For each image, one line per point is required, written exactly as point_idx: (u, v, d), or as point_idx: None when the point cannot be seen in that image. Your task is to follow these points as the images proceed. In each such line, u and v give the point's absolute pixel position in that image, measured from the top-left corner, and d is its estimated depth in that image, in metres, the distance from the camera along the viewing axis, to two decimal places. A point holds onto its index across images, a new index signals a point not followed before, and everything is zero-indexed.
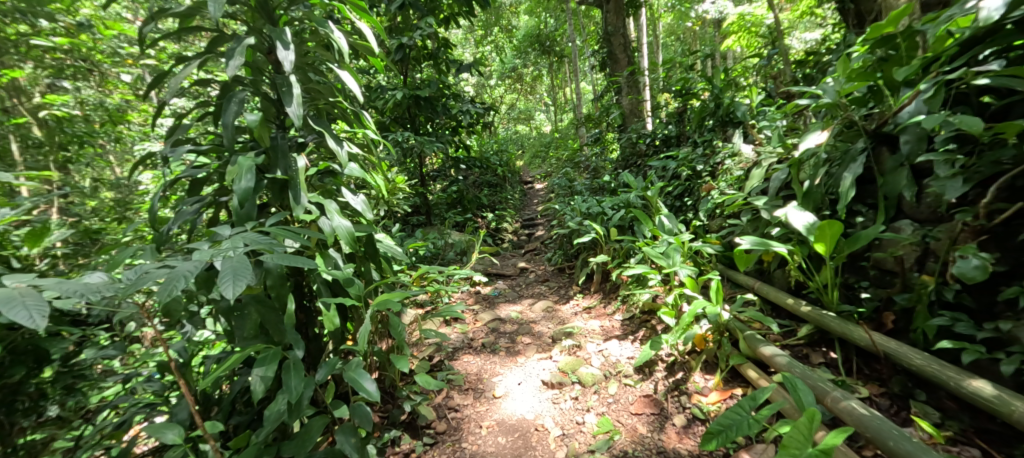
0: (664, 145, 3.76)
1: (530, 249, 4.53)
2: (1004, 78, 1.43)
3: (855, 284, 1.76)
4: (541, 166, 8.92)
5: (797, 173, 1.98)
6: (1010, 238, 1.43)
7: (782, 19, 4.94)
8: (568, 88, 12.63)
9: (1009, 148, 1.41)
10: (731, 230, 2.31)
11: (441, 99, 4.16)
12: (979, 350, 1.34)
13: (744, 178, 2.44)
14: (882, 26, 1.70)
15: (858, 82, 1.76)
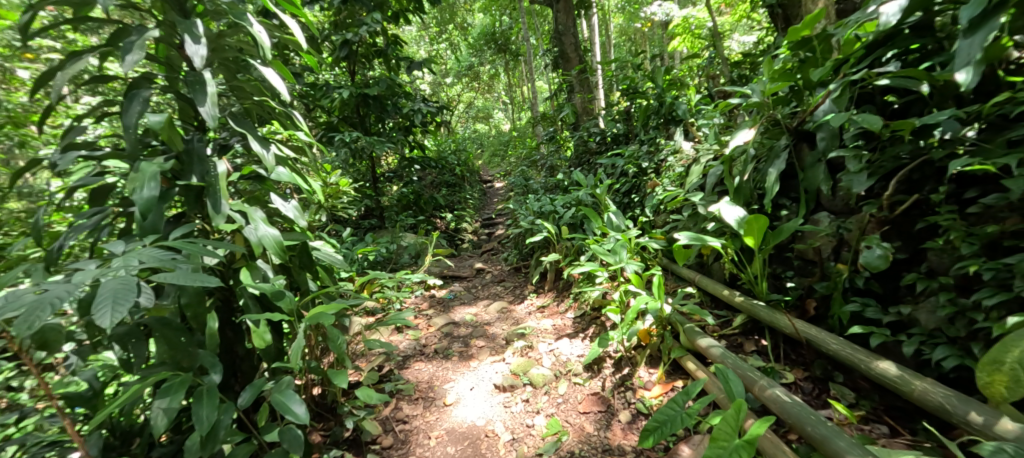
0: (615, 143, 3.84)
1: (487, 250, 4.50)
2: (901, 79, 1.52)
3: (782, 274, 1.86)
4: (500, 164, 8.93)
5: (729, 169, 2.06)
6: (909, 228, 1.55)
7: (722, 22, 5.17)
8: (522, 87, 12.70)
9: (905, 144, 1.52)
10: (674, 225, 2.38)
11: (391, 98, 4.04)
12: (885, 333, 1.45)
13: (684, 175, 2.53)
14: (800, 29, 1.78)
15: (780, 83, 1.84)
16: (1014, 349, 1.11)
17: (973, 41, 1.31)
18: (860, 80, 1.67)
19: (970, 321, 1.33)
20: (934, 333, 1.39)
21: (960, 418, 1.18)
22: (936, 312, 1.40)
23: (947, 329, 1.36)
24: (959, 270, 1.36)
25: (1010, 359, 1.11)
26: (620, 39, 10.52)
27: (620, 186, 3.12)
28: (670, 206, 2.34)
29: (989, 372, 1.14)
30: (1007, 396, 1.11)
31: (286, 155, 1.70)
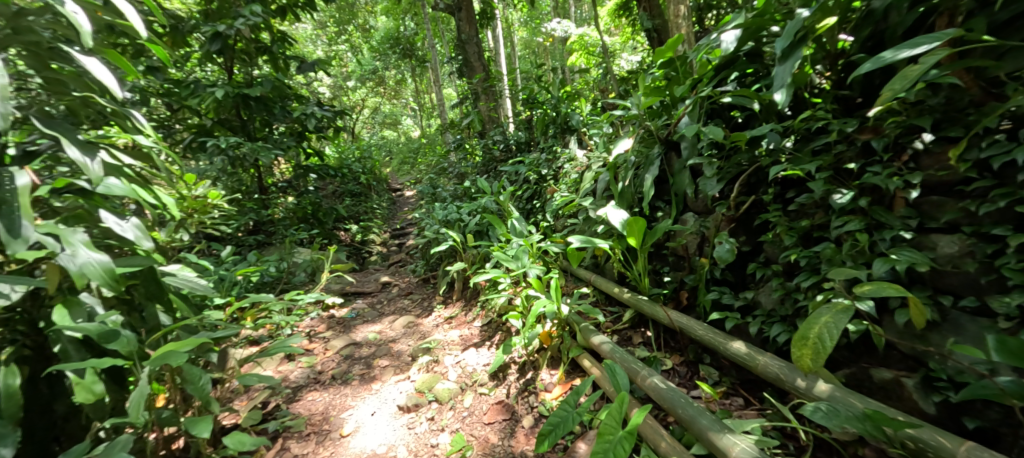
0: (518, 150, 3.92)
1: (393, 263, 4.32)
2: (740, 97, 1.73)
3: (659, 270, 2.03)
4: (408, 172, 8.72)
5: (614, 175, 2.21)
6: (750, 223, 1.77)
7: (614, 43, 5.55)
8: (428, 95, 12.52)
9: (744, 153, 1.74)
10: (573, 228, 2.48)
11: (277, 100, 3.73)
12: (736, 317, 1.65)
13: (579, 182, 2.64)
14: (663, 50, 1.95)
15: (652, 98, 1.99)
16: (817, 326, 1.31)
17: (786, 66, 1.57)
18: (710, 97, 1.87)
19: (795, 299, 1.54)
20: (771, 313, 1.60)
21: (792, 384, 1.42)
22: (772, 294, 1.61)
23: (780, 308, 1.57)
24: (787, 258, 1.58)
25: (813, 334, 1.30)
26: (523, 50, 10.80)
27: (523, 192, 3.20)
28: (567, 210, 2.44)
29: (798, 346, 1.32)
30: (811, 366, 1.30)
31: (119, 163, 1.50)
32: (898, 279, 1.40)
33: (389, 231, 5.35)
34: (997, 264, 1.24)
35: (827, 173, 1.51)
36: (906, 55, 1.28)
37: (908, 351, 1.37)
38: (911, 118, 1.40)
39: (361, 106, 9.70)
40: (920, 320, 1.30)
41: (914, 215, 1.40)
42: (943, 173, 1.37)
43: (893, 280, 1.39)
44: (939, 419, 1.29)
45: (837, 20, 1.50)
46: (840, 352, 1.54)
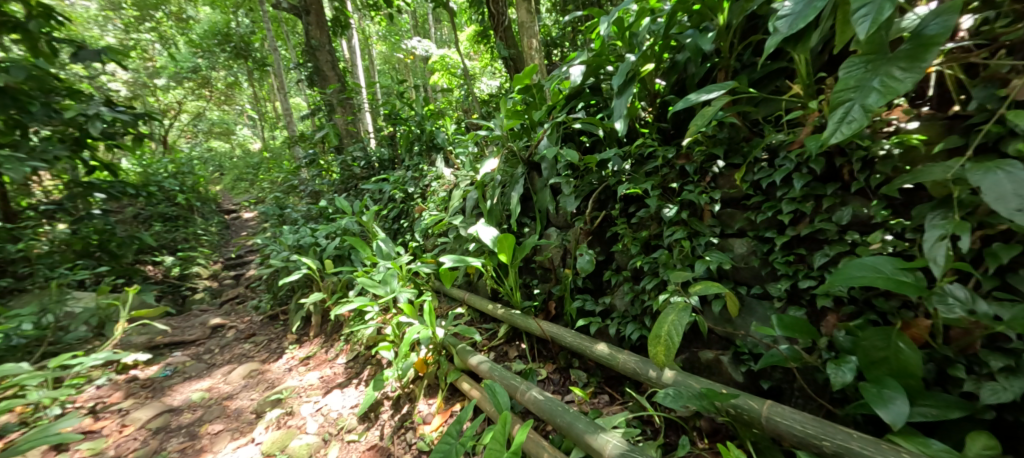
0: (381, 168, 3.78)
1: (229, 303, 3.76)
2: (588, 124, 1.94)
3: (528, 282, 2.19)
4: (243, 192, 7.74)
5: (481, 195, 2.23)
6: (603, 235, 2.02)
7: (474, 66, 5.70)
8: (265, 103, 11.25)
9: (594, 174, 1.98)
10: (443, 247, 2.46)
11: (35, 87, 2.84)
12: (598, 321, 1.90)
13: (447, 199, 2.61)
14: (522, 77, 2.07)
15: (512, 120, 2.11)
16: (667, 324, 1.56)
17: (622, 100, 1.85)
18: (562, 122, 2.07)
19: (642, 300, 1.82)
20: (625, 314, 1.87)
21: (646, 375, 1.70)
22: (624, 297, 1.88)
23: (631, 309, 1.85)
24: (633, 264, 1.86)
25: (666, 332, 1.55)
26: (383, 62, 10.47)
27: (388, 211, 3.08)
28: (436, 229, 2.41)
29: (655, 343, 1.56)
30: (664, 360, 1.55)
31: None
32: (711, 276, 1.75)
33: (221, 261, 4.63)
34: (771, 259, 1.65)
35: (657, 191, 1.82)
36: (705, 98, 1.62)
37: (720, 333, 1.75)
38: (709, 148, 1.77)
39: (177, 109, 8.23)
40: (733, 309, 1.65)
41: (718, 224, 1.77)
42: (733, 190, 1.75)
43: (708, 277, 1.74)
44: (744, 383, 1.69)
45: (654, 66, 1.84)
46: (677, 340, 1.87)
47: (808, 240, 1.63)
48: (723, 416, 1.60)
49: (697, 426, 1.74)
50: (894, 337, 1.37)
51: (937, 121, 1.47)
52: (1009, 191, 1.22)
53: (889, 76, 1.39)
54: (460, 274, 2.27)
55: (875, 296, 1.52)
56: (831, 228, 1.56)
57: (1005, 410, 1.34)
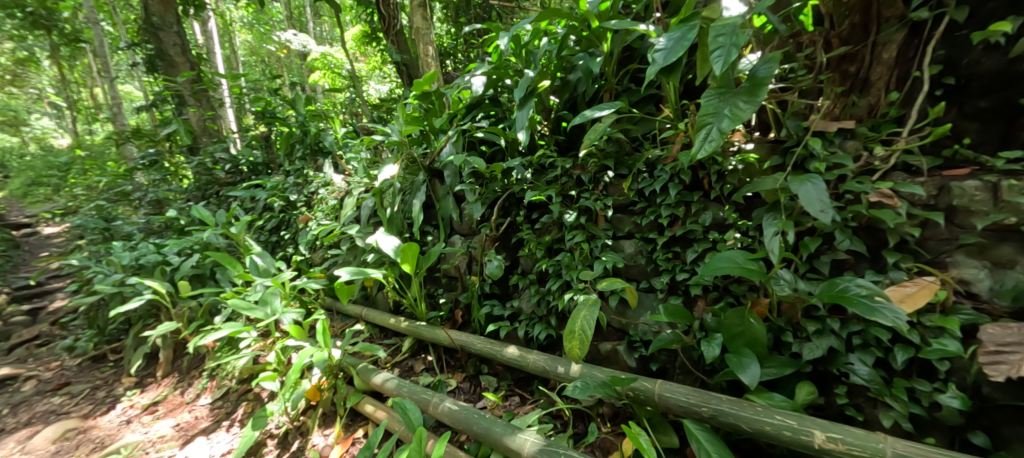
0: (252, 173, 3.38)
1: (21, 356, 2.95)
2: (491, 133, 2.01)
3: (434, 292, 2.20)
4: (49, 202, 6.32)
5: (380, 201, 2.16)
6: (508, 241, 2.11)
7: (358, 68, 5.30)
8: (62, 92, 9.03)
9: (497, 182, 2.05)
10: (334, 260, 2.27)
11: None
12: (507, 324, 1.99)
13: (338, 208, 2.40)
14: (421, 83, 2.03)
15: (412, 126, 2.05)
16: (579, 320, 1.66)
17: (524, 112, 1.93)
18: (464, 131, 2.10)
19: (548, 301, 1.94)
20: (532, 315, 1.98)
21: (554, 371, 1.81)
22: (530, 299, 1.99)
23: (538, 310, 1.96)
24: (539, 268, 1.98)
25: (579, 327, 1.66)
26: (247, 53, 9.24)
27: (265, 222, 2.74)
28: (326, 240, 2.22)
29: (570, 338, 1.66)
30: (579, 354, 1.65)
31: None
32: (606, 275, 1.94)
33: (9, 291, 3.59)
34: (653, 256, 1.90)
35: (559, 198, 1.96)
36: (597, 115, 1.78)
37: (616, 325, 2.00)
38: (601, 160, 1.96)
39: None
40: (630, 301, 1.86)
41: (611, 228, 1.97)
42: (621, 198, 1.97)
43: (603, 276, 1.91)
44: (637, 367, 1.93)
45: (550, 83, 1.96)
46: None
47: (682, 240, 1.88)
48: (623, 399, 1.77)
49: (601, 413, 1.91)
50: (745, 313, 1.62)
51: (767, 143, 1.82)
52: (815, 198, 1.54)
53: (736, 107, 1.65)
54: (358, 288, 2.16)
55: (730, 283, 1.78)
56: (698, 228, 1.82)
57: (819, 365, 1.62)
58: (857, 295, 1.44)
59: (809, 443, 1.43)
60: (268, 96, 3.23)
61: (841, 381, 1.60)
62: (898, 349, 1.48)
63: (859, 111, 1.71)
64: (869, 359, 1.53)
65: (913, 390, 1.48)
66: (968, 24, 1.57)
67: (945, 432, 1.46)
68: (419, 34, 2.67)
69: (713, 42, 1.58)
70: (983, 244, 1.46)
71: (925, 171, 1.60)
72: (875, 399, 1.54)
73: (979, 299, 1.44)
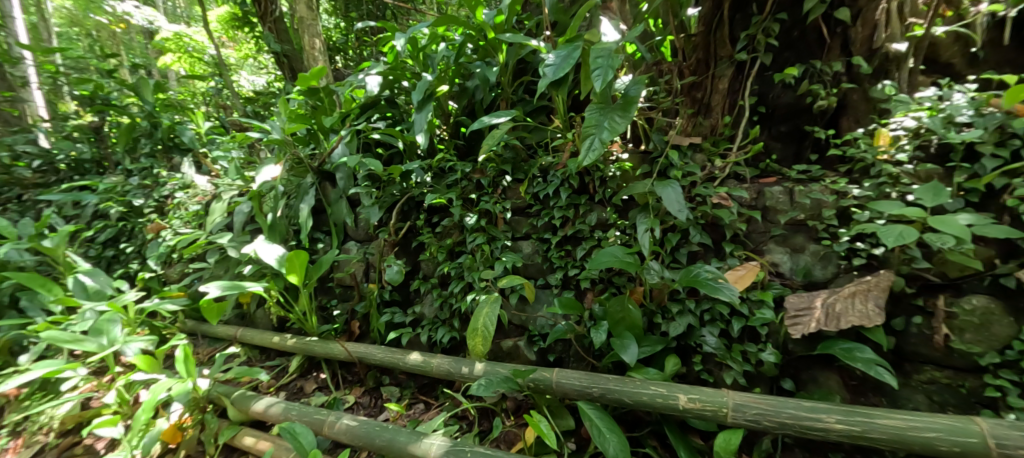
0: (76, 171, 2.73)
1: None
2: (388, 135, 2.00)
3: (326, 304, 2.10)
4: None
5: (259, 206, 2.00)
6: (408, 246, 2.08)
7: None
8: None
9: (395, 185, 2.03)
10: (198, 275, 2.09)
11: None
12: (409, 331, 1.93)
13: (203, 212, 2.25)
14: (308, 78, 1.91)
15: (298, 125, 1.96)
16: (481, 317, 1.65)
17: (422, 115, 1.92)
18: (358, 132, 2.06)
19: (451, 304, 1.90)
20: (435, 319, 1.93)
21: (459, 372, 1.72)
22: (433, 303, 1.94)
23: (441, 314, 1.92)
24: (441, 271, 1.94)
25: (481, 325, 1.65)
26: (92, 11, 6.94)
27: (97, 232, 2.38)
28: (186, 253, 1.97)
29: (472, 336, 1.65)
30: (482, 350, 1.65)
31: None
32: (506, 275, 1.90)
33: None
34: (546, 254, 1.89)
35: (460, 201, 1.95)
36: (494, 122, 1.79)
37: (516, 321, 1.92)
38: (499, 164, 1.97)
39: None
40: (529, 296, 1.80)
41: (510, 230, 1.96)
42: (519, 201, 1.96)
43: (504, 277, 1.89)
44: (537, 361, 1.85)
45: (448, 88, 1.96)
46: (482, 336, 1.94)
47: (574, 239, 1.88)
48: (523, 391, 1.65)
49: (505, 408, 1.78)
50: (624, 300, 1.60)
51: (638, 153, 1.86)
52: (676, 201, 1.56)
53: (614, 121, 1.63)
54: (230, 305, 1.96)
55: (614, 275, 1.75)
56: (584, 227, 1.83)
57: (681, 339, 1.62)
58: (706, 279, 1.48)
59: (672, 404, 1.40)
60: (98, 79, 2.75)
61: (697, 349, 1.60)
62: (733, 319, 1.54)
63: (703, 130, 1.82)
64: (715, 330, 1.57)
65: (745, 351, 1.52)
66: (773, 67, 1.77)
67: (768, 383, 1.53)
68: (304, 25, 2.56)
69: (593, 62, 1.58)
70: (783, 235, 1.62)
71: (747, 179, 1.74)
72: (718, 362, 1.56)
73: (783, 275, 1.59)
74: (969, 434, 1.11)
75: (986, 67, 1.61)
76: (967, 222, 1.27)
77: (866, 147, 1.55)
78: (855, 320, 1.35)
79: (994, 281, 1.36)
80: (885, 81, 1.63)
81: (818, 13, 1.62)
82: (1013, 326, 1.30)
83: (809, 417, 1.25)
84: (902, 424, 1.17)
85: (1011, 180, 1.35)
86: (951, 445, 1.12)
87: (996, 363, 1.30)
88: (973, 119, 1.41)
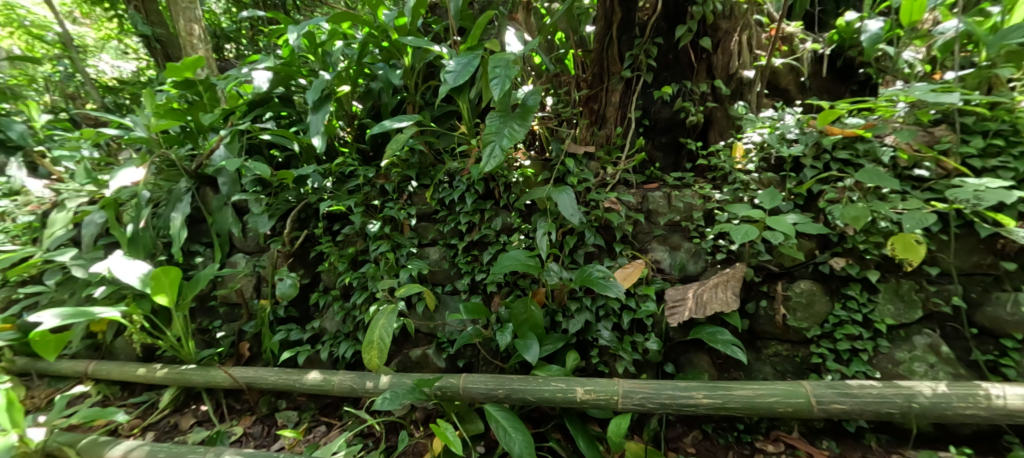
0: None
1: None
2: (279, 137, 1.87)
3: (209, 325, 1.89)
4: None
5: (115, 215, 1.79)
6: (305, 257, 1.95)
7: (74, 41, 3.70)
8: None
9: (290, 190, 1.91)
10: (26, 304, 1.73)
11: None
12: (306, 349, 1.76)
13: (36, 225, 1.89)
14: (180, 69, 1.77)
15: (169, 120, 1.81)
16: (378, 329, 1.50)
17: (318, 117, 1.81)
18: (246, 132, 1.94)
19: (353, 316, 1.78)
20: (336, 334, 1.79)
21: (363, 387, 1.56)
22: (334, 317, 1.80)
23: (343, 328, 1.78)
24: (341, 282, 1.81)
25: (377, 337, 1.49)
26: None
27: None
28: (9, 276, 1.60)
29: (367, 349, 1.49)
30: (378, 364, 1.50)
31: None
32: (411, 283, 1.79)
33: None
34: (454, 259, 1.78)
35: (361, 208, 1.84)
36: (397, 126, 1.68)
37: (424, 329, 1.78)
38: (403, 170, 1.88)
39: None
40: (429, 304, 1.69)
41: (415, 236, 1.86)
42: (425, 206, 1.87)
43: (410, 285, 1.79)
44: (447, 368, 1.71)
45: (349, 89, 1.86)
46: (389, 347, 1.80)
47: (481, 243, 1.79)
48: (429, 401, 1.48)
49: (414, 420, 1.61)
50: (528, 301, 1.50)
51: (540, 161, 1.81)
52: (570, 205, 1.51)
53: (515, 130, 1.54)
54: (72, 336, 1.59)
55: (519, 277, 1.64)
56: (490, 232, 1.74)
57: (580, 335, 1.55)
58: (597, 278, 1.44)
59: (570, 398, 1.35)
60: None
61: (594, 344, 1.53)
62: (624, 313, 1.49)
63: (598, 139, 1.86)
64: (609, 324, 1.51)
65: (634, 342, 1.49)
66: (653, 84, 1.88)
67: (653, 369, 1.52)
68: (178, 7, 2.20)
69: (491, 71, 1.47)
70: (662, 235, 1.60)
71: (635, 186, 1.76)
72: (609, 353, 1.52)
73: (664, 271, 1.57)
74: (798, 395, 1.22)
75: (813, 94, 1.87)
76: (794, 222, 1.35)
77: (726, 159, 1.57)
78: (718, 307, 1.39)
79: (816, 268, 1.44)
80: (739, 102, 1.80)
81: (687, 40, 1.76)
82: (830, 303, 1.42)
83: (681, 396, 1.27)
84: (752, 393, 1.24)
85: (825, 185, 1.43)
86: (787, 406, 1.22)
87: (818, 333, 1.41)
88: (798, 137, 1.49)
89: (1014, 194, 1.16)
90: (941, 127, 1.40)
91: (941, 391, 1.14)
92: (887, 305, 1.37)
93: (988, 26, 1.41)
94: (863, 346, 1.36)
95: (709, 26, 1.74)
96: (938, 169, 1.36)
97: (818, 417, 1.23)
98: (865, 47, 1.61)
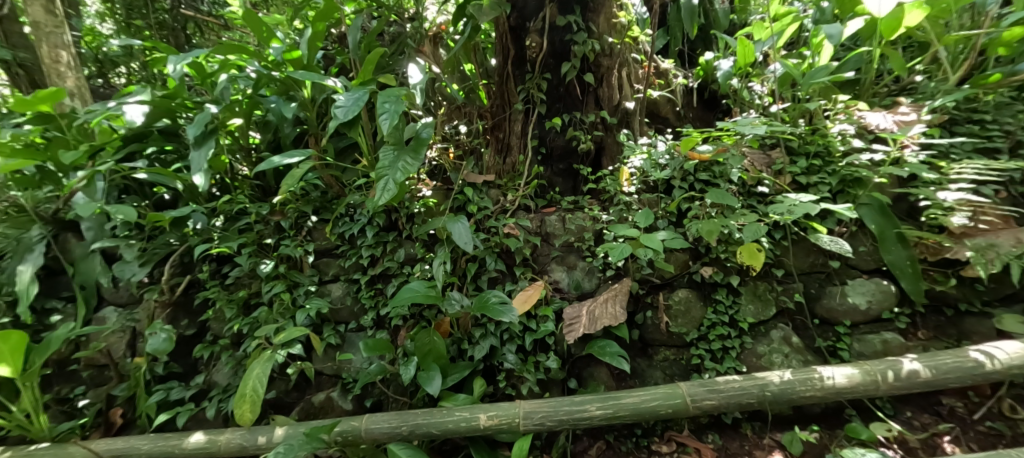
0: None
1: None
2: (156, 175, 1.72)
3: (71, 393, 1.66)
4: None
5: None
6: (189, 306, 1.79)
7: None
8: None
9: (171, 233, 1.77)
10: None
11: None
12: (189, 408, 1.59)
13: None
14: (30, 101, 1.57)
15: (19, 160, 1.58)
16: (251, 380, 1.41)
17: (201, 152, 1.69)
18: (117, 170, 1.76)
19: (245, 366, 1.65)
20: (226, 388, 1.65)
21: (254, 443, 1.45)
22: (224, 369, 1.66)
23: (233, 380, 1.64)
24: (231, 330, 1.68)
25: (250, 389, 1.41)
26: None
27: None
28: None
29: (239, 403, 1.40)
30: (251, 418, 1.41)
31: None
32: (312, 324, 1.71)
33: None
34: (357, 295, 1.73)
35: (251, 249, 1.73)
36: (288, 161, 1.60)
37: (328, 371, 1.70)
38: (299, 205, 1.80)
39: None
40: (318, 347, 1.62)
41: (316, 273, 1.78)
42: (325, 242, 1.80)
43: (311, 325, 1.71)
44: (354, 410, 1.65)
45: (240, 122, 1.79)
46: (290, 394, 1.69)
47: (385, 276, 1.76)
48: (331, 448, 1.41)
49: None
50: (432, 331, 1.50)
51: (441, 189, 1.85)
52: (464, 232, 1.53)
53: (409, 163, 1.55)
54: None
55: (424, 309, 1.63)
56: (392, 265, 1.72)
57: (486, 361, 1.58)
58: (495, 304, 1.49)
59: (475, 426, 1.36)
60: None
61: (499, 367, 1.57)
62: (526, 335, 1.54)
63: (503, 168, 1.91)
64: (513, 347, 1.55)
65: (537, 362, 1.55)
66: (549, 114, 1.96)
67: (558, 386, 1.59)
68: (42, 32, 1.95)
69: (380, 106, 1.49)
70: (558, 256, 1.69)
71: (535, 210, 1.83)
72: (514, 376, 1.55)
73: (562, 290, 1.65)
74: (676, 396, 1.34)
75: (687, 121, 2.06)
76: (664, 238, 1.50)
77: (612, 183, 1.71)
78: (607, 321, 1.50)
79: (691, 278, 1.60)
80: (624, 130, 1.92)
81: (573, 75, 1.87)
82: (704, 309, 1.58)
83: (576, 410, 1.34)
84: (638, 399, 1.34)
85: (690, 204, 1.61)
86: (668, 408, 1.33)
87: (696, 337, 1.56)
88: (668, 163, 1.67)
89: (818, 206, 1.38)
90: (776, 150, 1.66)
91: (787, 378, 1.32)
92: (748, 305, 1.56)
93: (805, 66, 1.69)
94: (732, 344, 1.53)
95: (591, 63, 1.88)
96: (776, 186, 1.60)
97: (696, 414, 1.35)
98: (720, 81, 1.84)
